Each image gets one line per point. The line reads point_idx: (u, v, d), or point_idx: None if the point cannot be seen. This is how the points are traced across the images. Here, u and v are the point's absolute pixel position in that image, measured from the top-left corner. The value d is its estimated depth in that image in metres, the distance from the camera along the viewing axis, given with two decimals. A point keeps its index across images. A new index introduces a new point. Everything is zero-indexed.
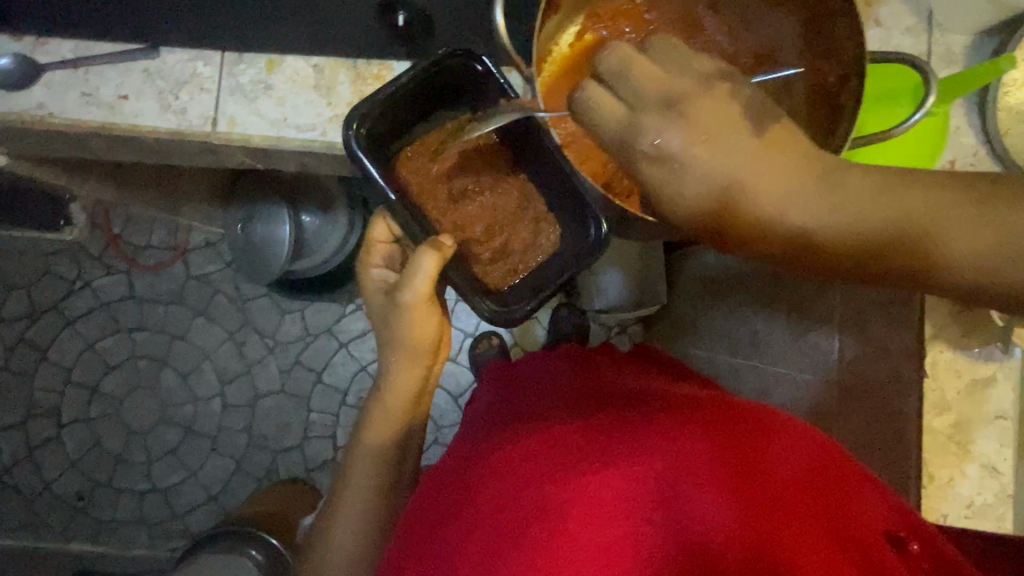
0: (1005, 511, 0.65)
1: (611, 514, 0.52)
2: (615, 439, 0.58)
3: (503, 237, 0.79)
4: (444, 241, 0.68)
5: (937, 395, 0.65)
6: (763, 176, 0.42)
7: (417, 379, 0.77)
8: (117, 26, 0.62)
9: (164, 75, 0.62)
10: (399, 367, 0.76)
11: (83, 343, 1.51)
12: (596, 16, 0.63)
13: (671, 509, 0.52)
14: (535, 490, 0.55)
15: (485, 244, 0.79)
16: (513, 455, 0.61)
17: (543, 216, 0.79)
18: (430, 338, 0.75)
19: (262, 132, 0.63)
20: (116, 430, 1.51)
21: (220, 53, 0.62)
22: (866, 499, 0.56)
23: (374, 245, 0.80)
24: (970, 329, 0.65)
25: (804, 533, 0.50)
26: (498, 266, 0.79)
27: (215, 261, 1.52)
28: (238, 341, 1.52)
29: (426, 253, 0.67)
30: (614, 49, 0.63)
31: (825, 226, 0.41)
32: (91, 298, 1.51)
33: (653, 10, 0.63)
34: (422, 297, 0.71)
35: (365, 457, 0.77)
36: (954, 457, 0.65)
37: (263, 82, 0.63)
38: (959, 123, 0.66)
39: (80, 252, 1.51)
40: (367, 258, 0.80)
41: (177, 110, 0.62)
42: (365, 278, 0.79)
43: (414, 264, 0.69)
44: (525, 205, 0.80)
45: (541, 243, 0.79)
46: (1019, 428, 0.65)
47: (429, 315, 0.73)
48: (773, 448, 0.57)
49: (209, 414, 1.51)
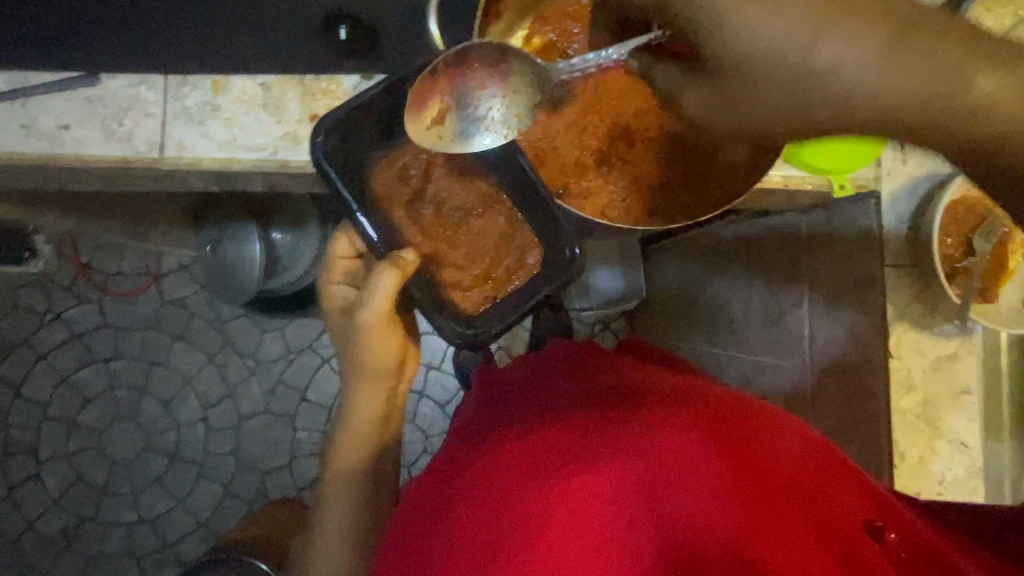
0: (974, 484, 0.66)
1: (594, 516, 0.52)
2: (599, 437, 0.57)
3: (484, 263, 0.75)
4: (405, 258, 0.67)
5: (903, 375, 0.66)
6: (856, 31, 0.45)
7: (381, 398, 0.77)
8: (50, 53, 0.60)
9: (106, 102, 0.61)
10: (361, 387, 0.76)
11: (58, 377, 1.48)
12: (543, 19, 0.65)
13: (651, 504, 0.52)
14: (515, 498, 0.54)
15: (462, 270, 0.74)
16: (494, 461, 0.60)
17: (528, 245, 0.73)
18: (390, 359, 0.74)
19: (212, 155, 0.62)
20: (97, 463, 1.48)
21: (163, 76, 0.61)
22: (842, 482, 0.56)
23: (336, 261, 0.77)
24: (930, 308, 0.66)
25: (785, 518, 0.50)
26: (475, 290, 0.74)
27: (190, 283, 1.49)
28: (219, 363, 1.49)
29: (385, 270, 0.66)
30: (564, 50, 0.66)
31: (914, 97, 0.45)
32: (63, 330, 1.48)
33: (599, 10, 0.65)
34: (382, 317, 0.70)
35: (341, 476, 0.76)
36: (923, 435, 0.66)
37: (210, 104, 0.61)
38: None
39: (47, 285, 1.48)
40: (329, 274, 0.78)
41: (122, 137, 0.61)
42: (326, 295, 0.78)
43: (372, 282, 0.67)
44: (510, 231, 0.74)
45: (525, 276, 0.74)
46: (982, 402, 0.67)
47: (390, 333, 0.72)
48: (756, 436, 0.57)
49: (194, 440, 1.48)
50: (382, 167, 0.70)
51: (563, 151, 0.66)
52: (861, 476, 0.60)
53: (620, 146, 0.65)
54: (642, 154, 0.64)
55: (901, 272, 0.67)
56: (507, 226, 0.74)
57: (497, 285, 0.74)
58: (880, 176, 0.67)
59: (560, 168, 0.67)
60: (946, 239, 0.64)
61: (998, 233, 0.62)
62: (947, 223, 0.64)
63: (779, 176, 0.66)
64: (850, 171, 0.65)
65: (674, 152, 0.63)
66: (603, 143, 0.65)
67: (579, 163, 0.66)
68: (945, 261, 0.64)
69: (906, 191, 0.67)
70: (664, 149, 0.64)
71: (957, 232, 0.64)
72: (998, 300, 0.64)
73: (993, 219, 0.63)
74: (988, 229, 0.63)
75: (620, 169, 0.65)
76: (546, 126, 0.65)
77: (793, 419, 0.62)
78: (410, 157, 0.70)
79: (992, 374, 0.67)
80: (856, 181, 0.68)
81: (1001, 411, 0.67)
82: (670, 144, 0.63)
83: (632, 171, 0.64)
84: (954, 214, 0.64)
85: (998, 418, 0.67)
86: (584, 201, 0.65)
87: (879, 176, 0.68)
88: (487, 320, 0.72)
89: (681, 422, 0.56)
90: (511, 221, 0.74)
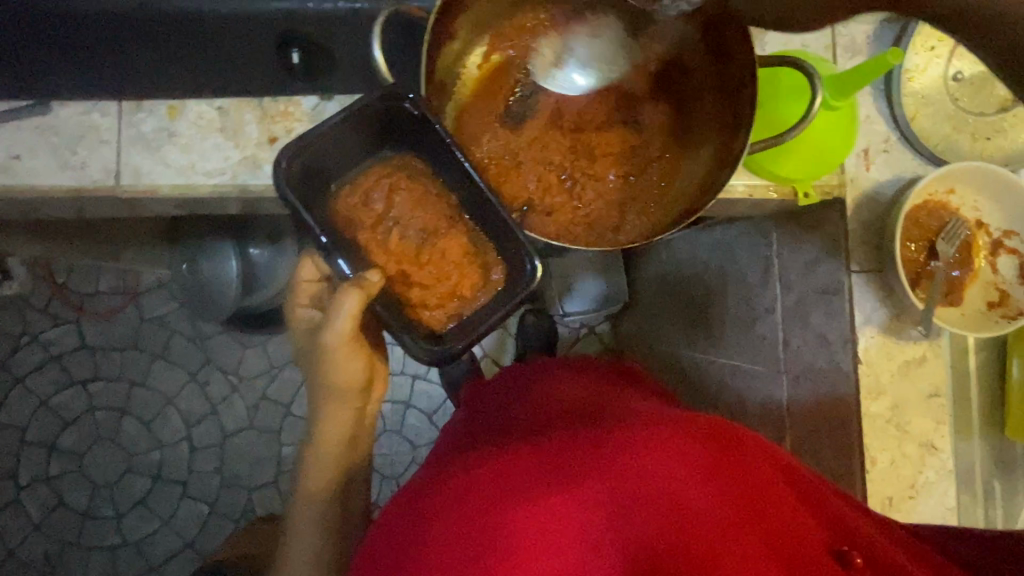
0: (946, 486, 0.67)
1: (560, 541, 0.51)
2: (572, 456, 0.57)
3: (449, 283, 0.75)
4: (369, 278, 0.65)
5: (872, 380, 0.67)
6: None
7: (350, 417, 0.77)
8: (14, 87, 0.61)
9: (60, 131, 0.63)
10: (328, 408, 0.75)
11: (36, 400, 1.45)
12: (502, 35, 0.68)
13: (615, 529, 0.52)
14: (488, 520, 0.52)
15: (427, 288, 0.74)
16: (465, 482, 0.58)
17: (491, 263, 0.74)
18: (357, 378, 0.74)
19: (169, 180, 0.64)
20: (79, 486, 1.45)
21: (118, 102, 0.63)
22: (805, 509, 0.57)
23: (301, 285, 0.76)
24: (897, 313, 0.67)
25: (740, 541, 0.52)
26: (441, 309, 0.75)
27: (169, 300, 1.47)
28: (201, 381, 1.47)
29: (346, 291, 0.64)
30: (524, 66, 0.69)
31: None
32: (39, 352, 1.45)
33: (558, 26, 0.68)
34: (345, 337, 0.68)
35: (315, 501, 0.74)
36: (893, 438, 0.66)
37: (166, 130, 0.64)
38: (868, 111, 0.67)
39: (22, 306, 1.45)
40: (294, 298, 0.77)
41: (76, 166, 0.62)
42: (292, 317, 0.77)
43: (336, 303, 0.65)
44: (474, 251, 0.75)
45: (489, 294, 0.74)
46: (951, 403, 0.67)
47: (355, 354, 0.72)
48: (722, 457, 0.57)
49: (177, 460, 1.46)
50: (346, 196, 0.73)
51: (526, 169, 0.68)
52: (829, 498, 0.60)
53: (582, 163, 0.68)
54: (604, 170, 0.68)
55: (867, 278, 0.67)
56: (468, 247, 0.75)
57: (462, 303, 0.75)
58: (846, 183, 0.67)
59: (521, 186, 0.68)
60: (909, 243, 0.64)
61: (959, 236, 0.63)
62: (909, 228, 0.65)
63: (744, 186, 0.67)
64: (815, 178, 0.65)
65: (633, 169, 0.68)
66: (566, 160, 0.68)
67: (540, 180, 0.68)
68: (907, 264, 0.64)
69: (871, 195, 0.68)
70: (625, 165, 0.68)
71: (919, 236, 0.65)
72: (962, 303, 0.64)
73: (955, 222, 0.63)
74: (950, 232, 0.63)
75: (584, 186, 0.67)
76: (509, 147, 0.68)
77: (762, 440, 0.63)
78: (371, 185, 0.74)
79: (960, 376, 0.68)
80: (823, 188, 0.67)
81: (970, 412, 0.68)
82: (627, 161, 0.68)
83: (596, 187, 0.68)
84: (916, 219, 0.64)
85: (968, 418, 0.68)
86: (548, 219, 0.67)
87: (844, 183, 0.68)
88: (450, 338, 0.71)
89: (652, 441, 0.56)
90: (473, 241, 0.74)
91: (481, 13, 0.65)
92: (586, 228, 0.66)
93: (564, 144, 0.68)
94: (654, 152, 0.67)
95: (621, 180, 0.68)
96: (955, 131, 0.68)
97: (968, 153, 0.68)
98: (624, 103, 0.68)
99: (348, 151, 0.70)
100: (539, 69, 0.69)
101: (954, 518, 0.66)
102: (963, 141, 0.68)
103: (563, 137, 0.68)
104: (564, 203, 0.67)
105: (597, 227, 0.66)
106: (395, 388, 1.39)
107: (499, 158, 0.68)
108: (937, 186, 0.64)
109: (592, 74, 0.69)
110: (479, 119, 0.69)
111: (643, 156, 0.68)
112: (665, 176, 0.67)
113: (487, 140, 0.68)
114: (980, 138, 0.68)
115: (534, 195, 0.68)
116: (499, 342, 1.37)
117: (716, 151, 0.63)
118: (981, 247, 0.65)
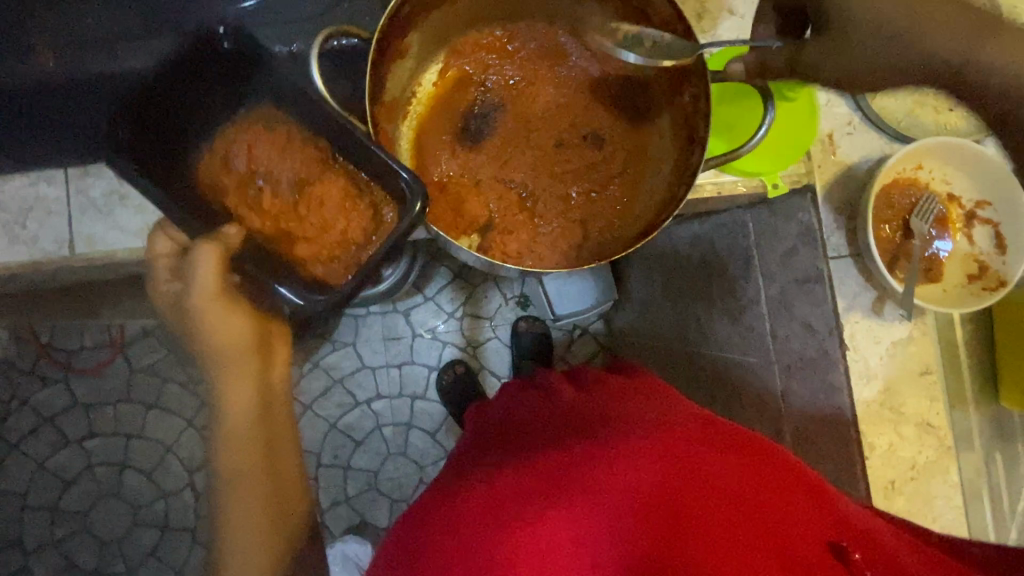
0: (948, 463, 0.66)
1: (558, 561, 0.53)
2: (563, 470, 0.57)
3: (336, 229, 0.70)
4: (226, 232, 0.66)
5: (862, 365, 0.66)
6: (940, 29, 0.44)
7: (250, 386, 0.75)
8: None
9: (9, 206, 0.67)
10: (226, 380, 0.74)
11: (33, 463, 1.43)
12: (457, 52, 0.69)
13: (612, 545, 0.53)
14: (483, 547, 0.53)
15: (314, 242, 0.70)
16: (460, 504, 0.59)
17: (379, 201, 0.69)
18: (241, 338, 0.72)
19: (124, 244, 0.69)
20: (86, 545, 1.43)
21: (62, 171, 0.68)
22: (800, 497, 0.56)
23: (159, 259, 0.70)
24: (880, 295, 0.67)
25: (739, 547, 0.51)
26: (336, 260, 0.70)
27: (157, 349, 1.44)
28: (198, 426, 1.45)
29: (205, 245, 0.64)
30: (482, 81, 0.70)
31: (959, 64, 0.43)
32: (32, 416, 1.43)
33: (515, 40, 0.69)
34: (209, 294, 0.68)
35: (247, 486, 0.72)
36: (890, 421, 0.66)
37: (114, 193, 0.69)
38: (829, 95, 0.67)
39: (9, 372, 1.43)
40: (154, 275, 0.72)
41: (28, 240, 0.67)
42: (154, 294, 0.73)
43: (192, 263, 0.65)
44: (358, 191, 0.70)
45: (382, 235, 0.69)
46: (943, 378, 0.67)
47: (227, 313, 0.70)
48: (718, 462, 0.57)
49: (182, 508, 1.44)
50: (207, 162, 0.71)
51: (485, 188, 0.67)
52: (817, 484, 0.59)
53: (544, 180, 0.67)
54: (567, 187, 0.68)
55: (847, 263, 0.67)
56: (350, 190, 0.71)
57: (357, 249, 0.70)
58: (814, 170, 0.67)
59: (479, 208, 0.67)
60: (884, 225, 0.64)
61: (933, 211, 0.62)
62: (882, 210, 0.64)
63: (710, 183, 0.68)
64: (781, 169, 0.65)
65: (597, 182, 0.68)
66: (527, 178, 0.67)
67: (499, 200, 0.67)
68: (883, 245, 0.64)
69: (842, 179, 0.67)
70: (590, 177, 0.68)
71: (893, 216, 0.64)
72: (943, 279, 0.64)
73: (927, 199, 0.63)
74: (924, 209, 0.63)
75: (546, 204, 0.67)
76: (466, 167, 0.68)
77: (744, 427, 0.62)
78: (230, 144, 0.71)
79: (947, 349, 0.68)
80: (791, 177, 0.67)
81: (961, 384, 0.68)
82: (590, 176, 0.68)
83: (558, 205, 0.67)
84: (888, 199, 0.64)
85: (960, 390, 0.68)
86: (503, 239, 0.67)
87: (813, 170, 0.67)
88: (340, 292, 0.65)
89: (636, 446, 0.57)
90: (355, 182, 0.70)
91: (433, 32, 0.66)
92: (550, 248, 0.67)
93: (527, 159, 0.67)
94: (616, 164, 0.68)
95: (588, 195, 0.68)
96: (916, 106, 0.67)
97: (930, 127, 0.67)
98: (582, 113, 0.68)
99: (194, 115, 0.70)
100: (496, 84, 0.70)
101: (959, 494, 0.66)
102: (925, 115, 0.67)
103: (524, 153, 0.67)
104: (523, 225, 0.67)
105: (562, 247, 0.67)
106: (395, 411, 1.38)
107: (455, 171, 0.68)
108: (905, 164, 0.63)
109: (550, 85, 0.69)
110: (436, 134, 0.70)
111: (604, 167, 0.68)
112: (628, 192, 0.67)
113: (444, 155, 0.69)
114: (943, 110, 0.67)
115: (494, 210, 0.67)
116: (494, 352, 1.39)
117: (679, 157, 0.64)
118: (956, 220, 0.65)
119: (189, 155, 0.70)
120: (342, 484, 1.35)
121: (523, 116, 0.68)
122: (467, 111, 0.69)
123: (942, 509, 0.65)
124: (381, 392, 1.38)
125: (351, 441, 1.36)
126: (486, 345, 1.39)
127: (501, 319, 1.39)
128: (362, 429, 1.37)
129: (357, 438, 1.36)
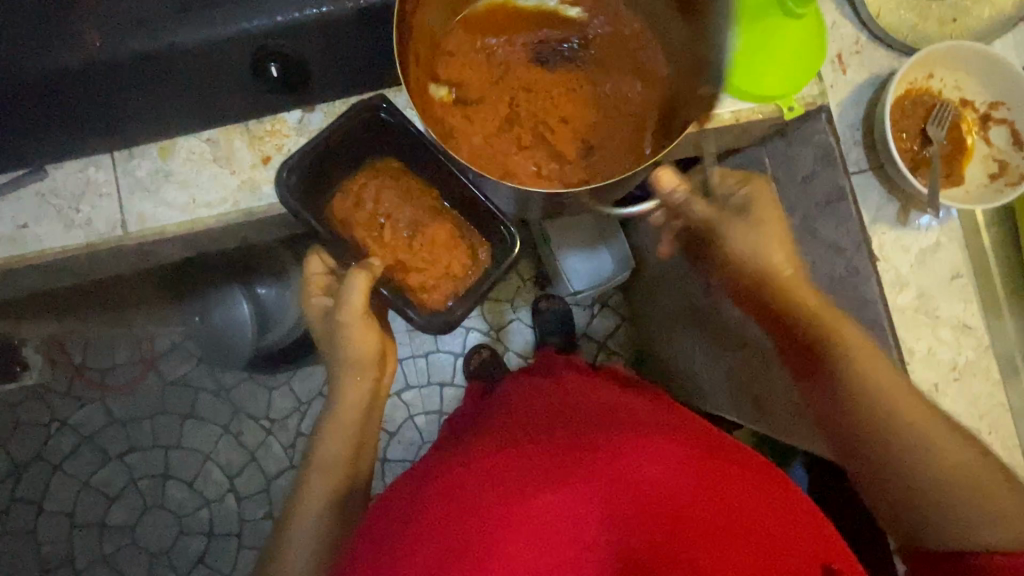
0: (985, 361, 0.68)
1: (550, 537, 0.53)
2: (579, 449, 0.58)
3: (442, 265, 0.85)
4: (374, 262, 0.76)
5: (892, 274, 0.68)
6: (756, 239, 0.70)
7: (369, 389, 0.79)
8: (61, 144, 0.66)
9: (58, 192, 0.68)
10: (348, 379, 0.78)
11: (76, 482, 1.46)
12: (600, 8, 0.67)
13: (611, 529, 0.54)
14: (480, 509, 0.55)
15: (424, 272, 0.84)
16: (464, 471, 0.60)
17: (476, 244, 0.86)
18: (373, 348, 0.79)
19: (176, 221, 0.70)
20: (135, 557, 1.46)
21: (109, 154, 0.69)
22: (796, 506, 0.58)
23: (310, 277, 0.83)
24: (905, 204, 0.69)
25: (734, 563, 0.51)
26: (438, 289, 0.85)
27: (187, 359, 1.47)
28: (234, 432, 1.47)
29: (358, 272, 0.74)
30: (582, 34, 0.67)
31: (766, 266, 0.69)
32: (71, 436, 1.46)
33: (638, 35, 0.67)
34: (358, 311, 0.76)
35: (327, 467, 0.73)
36: (926, 325, 0.68)
37: (161, 170, 0.69)
38: (834, 18, 0.69)
39: (45, 395, 1.46)
40: (306, 290, 0.82)
41: (83, 224, 0.68)
42: (306, 306, 0.82)
43: (346, 285, 0.75)
44: (460, 234, 0.86)
45: (478, 271, 0.86)
46: (973, 281, 0.69)
47: (368, 328, 0.78)
48: (729, 476, 0.57)
49: (226, 513, 1.46)
50: (340, 203, 0.79)
51: (492, 87, 0.66)
52: (809, 501, 0.61)
53: (531, 124, 0.66)
54: (535, 141, 0.66)
55: (869, 176, 0.69)
56: (453, 233, 0.86)
57: (456, 281, 0.86)
58: (827, 90, 0.69)
59: (471, 81, 0.66)
60: (902, 134, 0.66)
61: (947, 118, 0.65)
62: (898, 121, 0.66)
63: (729, 112, 0.68)
64: (796, 90, 0.67)
65: (555, 157, 0.66)
66: (521, 110, 0.66)
67: (491, 92, 0.66)
68: (904, 154, 0.66)
69: (854, 97, 0.69)
70: (556, 151, 0.66)
71: (910, 125, 0.66)
72: (964, 181, 0.67)
73: (941, 106, 0.65)
74: (938, 116, 0.65)
75: (502, 139, 0.66)
76: (502, 58, 0.67)
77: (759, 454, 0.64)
78: (360, 190, 0.80)
79: (975, 254, 0.70)
80: (805, 99, 0.68)
81: (994, 288, 0.70)
82: (556, 153, 0.66)
83: (520, 149, 0.66)
84: (903, 109, 0.66)
85: (993, 294, 0.70)
86: (446, 110, 0.65)
87: (825, 91, 0.69)
88: (447, 320, 0.82)
89: (657, 441, 0.58)
90: (459, 227, 0.86)
91: None
92: (466, 145, 0.64)
93: (539, 96, 0.66)
94: (572, 177, 0.65)
95: (539, 160, 0.66)
96: (921, 19, 0.69)
97: (937, 38, 0.69)
98: (612, 108, 0.66)
99: (315, 146, 0.70)
100: (579, 49, 0.67)
101: (1002, 391, 0.68)
102: (931, 27, 0.69)
103: (540, 96, 0.66)
104: (471, 121, 0.65)
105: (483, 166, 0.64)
106: (425, 399, 1.39)
107: (489, 55, 0.67)
108: (916, 74, 0.66)
109: (618, 71, 0.67)
110: (506, 32, 0.67)
111: (559, 170, 0.66)
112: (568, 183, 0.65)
113: (494, 42, 0.67)
114: (947, 21, 0.69)
115: (470, 102, 0.66)
116: (516, 332, 1.40)
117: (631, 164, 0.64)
118: (970, 124, 0.67)
119: (325, 196, 0.77)
120: (381, 476, 1.37)
121: (567, 85, 0.67)
122: (547, 29, 0.67)
123: (986, 407, 0.68)
124: (410, 382, 1.40)
125: (385, 433, 1.38)
126: (508, 326, 1.40)
127: (522, 297, 1.41)
128: (395, 420, 1.39)
129: (391, 429, 1.38)
